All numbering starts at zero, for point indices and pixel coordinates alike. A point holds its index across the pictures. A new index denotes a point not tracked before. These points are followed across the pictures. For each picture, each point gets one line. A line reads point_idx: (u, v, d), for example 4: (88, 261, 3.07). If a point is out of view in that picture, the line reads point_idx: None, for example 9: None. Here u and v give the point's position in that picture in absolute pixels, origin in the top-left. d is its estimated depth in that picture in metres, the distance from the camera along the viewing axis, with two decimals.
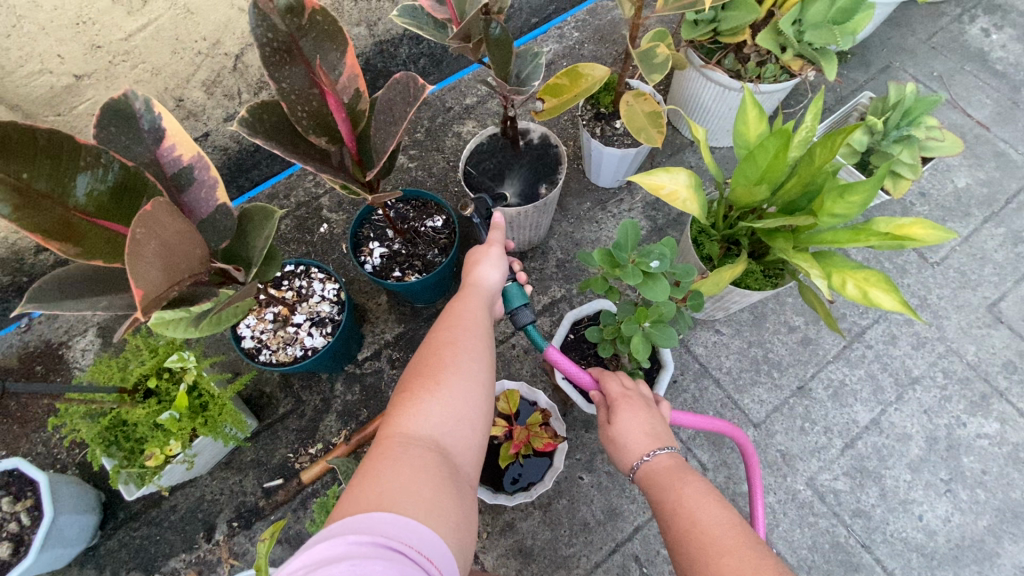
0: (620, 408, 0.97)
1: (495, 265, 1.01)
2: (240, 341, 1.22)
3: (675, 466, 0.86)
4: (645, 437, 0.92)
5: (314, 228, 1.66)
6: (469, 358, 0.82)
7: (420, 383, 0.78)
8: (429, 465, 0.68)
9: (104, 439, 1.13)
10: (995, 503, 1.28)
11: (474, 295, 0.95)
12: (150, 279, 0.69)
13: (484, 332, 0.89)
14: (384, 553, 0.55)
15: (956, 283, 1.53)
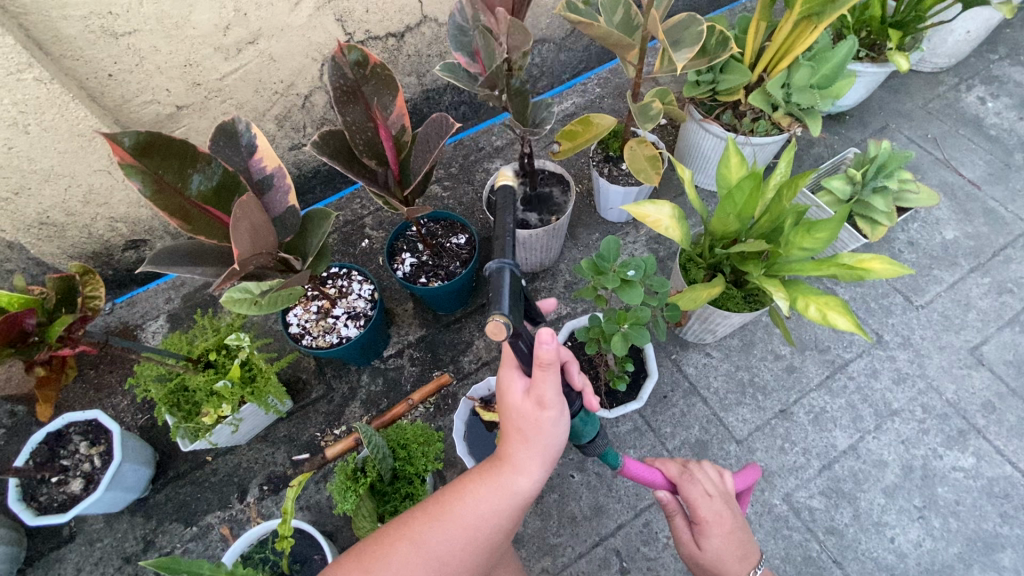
0: (709, 537, 1.05)
1: (542, 437, 0.87)
2: (288, 327, 1.44)
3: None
4: (738, 563, 1.05)
5: (356, 242, 1.91)
6: (433, 554, 0.83)
7: (383, 553, 0.83)
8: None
9: (170, 399, 1.36)
10: (966, 531, 1.35)
11: (495, 480, 0.88)
12: (240, 252, 0.92)
13: (475, 529, 0.86)
14: None
15: (939, 326, 1.63)
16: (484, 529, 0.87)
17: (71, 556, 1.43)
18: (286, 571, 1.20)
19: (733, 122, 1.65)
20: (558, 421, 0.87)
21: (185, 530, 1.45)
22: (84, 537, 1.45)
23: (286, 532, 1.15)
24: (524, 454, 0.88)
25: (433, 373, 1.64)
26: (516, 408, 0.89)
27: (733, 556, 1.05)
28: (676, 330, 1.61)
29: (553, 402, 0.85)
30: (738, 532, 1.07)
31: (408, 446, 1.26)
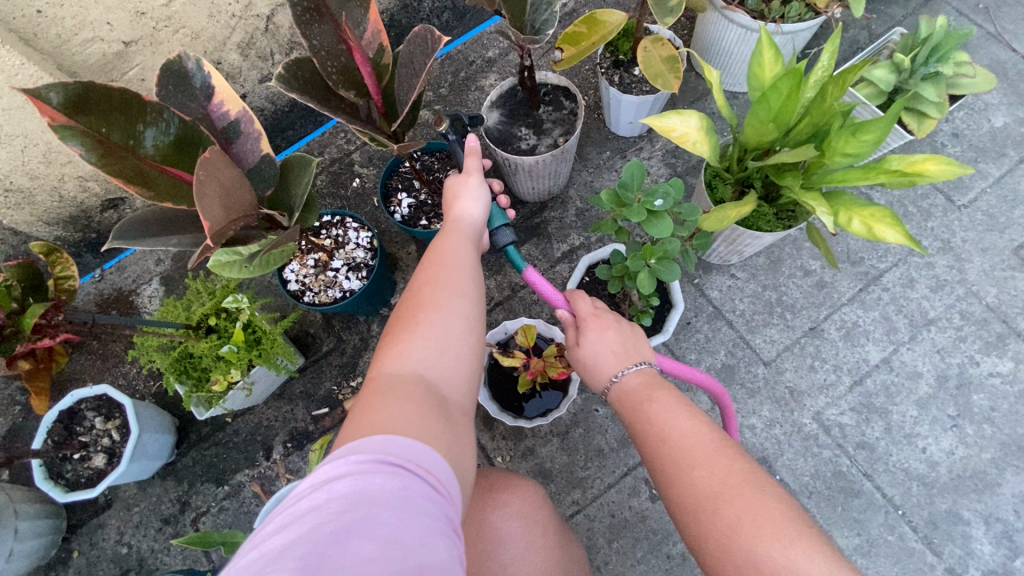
0: (588, 329, 1.04)
1: (475, 198, 1.04)
2: (286, 285, 1.35)
3: (654, 379, 0.95)
4: (619, 355, 0.99)
5: (347, 182, 1.77)
6: (453, 299, 0.86)
7: (404, 325, 0.82)
8: (422, 407, 0.72)
9: (178, 368, 1.31)
10: (1001, 437, 1.33)
11: (457, 234, 0.98)
12: (211, 216, 0.81)
13: (465, 268, 0.92)
14: (384, 469, 0.61)
15: (983, 226, 1.51)
16: (474, 271, 0.93)
17: (112, 521, 1.46)
18: None
19: (761, 8, 1.43)
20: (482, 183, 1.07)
21: (217, 490, 1.47)
22: (121, 503, 1.48)
23: None
24: (465, 210, 1.02)
25: None
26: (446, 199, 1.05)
27: (616, 351, 1.00)
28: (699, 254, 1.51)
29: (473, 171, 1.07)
30: (621, 324, 1.05)
31: None
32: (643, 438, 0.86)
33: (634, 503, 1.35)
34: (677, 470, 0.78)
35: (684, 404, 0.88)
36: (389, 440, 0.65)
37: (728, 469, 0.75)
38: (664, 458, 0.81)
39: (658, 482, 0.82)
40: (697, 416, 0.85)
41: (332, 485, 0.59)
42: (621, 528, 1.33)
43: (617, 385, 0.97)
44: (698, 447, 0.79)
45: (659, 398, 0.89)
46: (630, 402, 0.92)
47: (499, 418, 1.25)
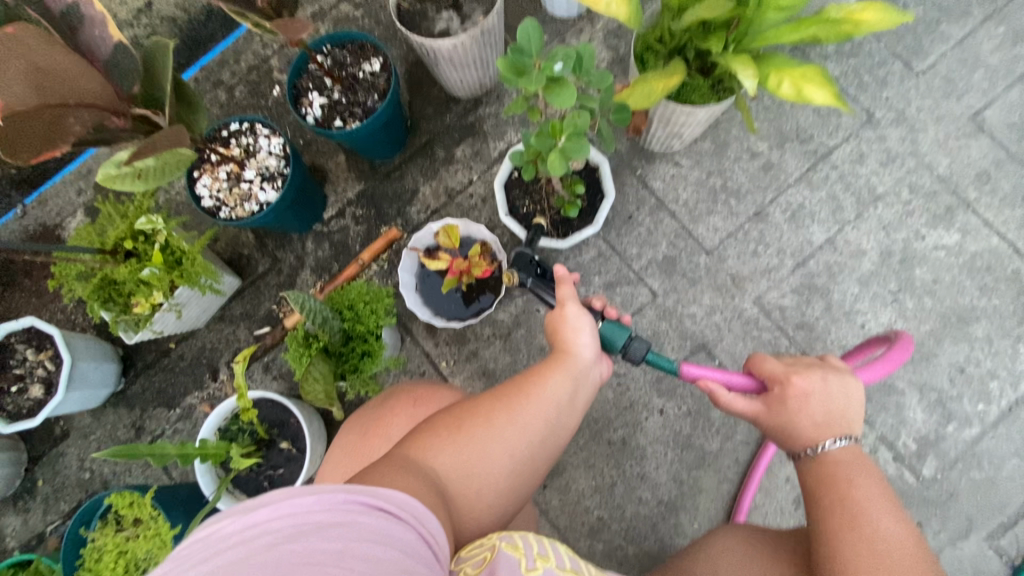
0: (786, 398, 0.85)
1: (579, 329, 0.91)
2: (200, 201, 1.28)
3: (859, 460, 0.82)
4: (817, 426, 0.84)
5: (268, 92, 1.64)
6: (517, 438, 0.80)
7: (445, 428, 0.79)
8: (433, 502, 0.68)
9: (101, 296, 1.27)
10: (941, 309, 1.33)
11: (563, 369, 0.87)
12: (20, 96, 0.79)
13: (553, 424, 0.84)
14: (352, 511, 0.58)
15: (940, 92, 1.42)
16: (564, 422, 0.85)
17: (72, 450, 1.49)
18: (265, 436, 1.23)
19: None
20: (580, 311, 0.93)
21: (170, 413, 1.48)
22: (78, 432, 1.50)
23: (247, 405, 1.15)
24: (578, 338, 0.91)
25: (380, 229, 1.51)
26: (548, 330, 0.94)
27: (792, 407, 0.85)
28: (639, 141, 1.42)
29: (577, 319, 0.92)
30: (847, 385, 0.86)
31: (354, 306, 1.19)
32: (835, 512, 0.78)
33: None
34: (856, 562, 0.73)
35: (885, 495, 0.78)
36: (370, 517, 0.59)
37: (904, 558, 0.72)
38: (849, 553, 0.74)
39: (822, 555, 0.77)
40: (903, 518, 0.76)
41: (306, 521, 0.56)
42: None
43: (811, 459, 0.84)
44: (895, 550, 0.73)
45: (861, 484, 0.79)
46: (824, 482, 0.81)
47: (431, 321, 1.25)
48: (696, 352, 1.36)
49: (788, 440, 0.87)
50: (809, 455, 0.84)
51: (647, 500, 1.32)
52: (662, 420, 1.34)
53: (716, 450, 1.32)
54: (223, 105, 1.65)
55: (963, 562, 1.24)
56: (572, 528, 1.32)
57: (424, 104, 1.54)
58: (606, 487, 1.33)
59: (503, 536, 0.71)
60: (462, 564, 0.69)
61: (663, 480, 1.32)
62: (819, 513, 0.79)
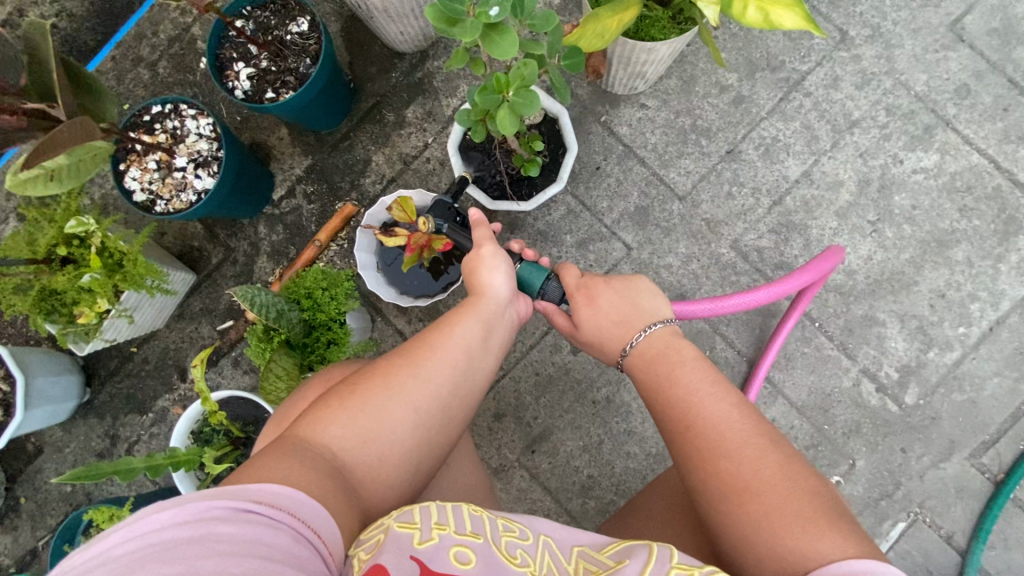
0: (579, 307, 0.92)
1: (496, 267, 0.89)
2: (131, 196, 1.17)
3: (672, 341, 0.86)
4: (625, 323, 0.89)
5: (195, 65, 1.49)
6: (418, 392, 0.75)
7: (342, 395, 0.74)
8: (316, 482, 0.63)
9: (43, 308, 1.18)
10: (921, 235, 1.29)
11: (472, 311, 0.84)
12: None
13: (462, 370, 0.80)
14: (219, 517, 0.52)
15: (917, 2, 1.32)
16: (474, 367, 0.81)
17: (49, 465, 1.44)
18: (240, 435, 1.19)
19: None
20: (497, 248, 0.91)
21: (143, 418, 1.43)
22: (51, 447, 1.45)
23: (213, 408, 1.11)
24: (487, 278, 0.88)
25: (335, 206, 1.42)
26: (466, 269, 0.91)
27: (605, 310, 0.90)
28: (601, 85, 1.32)
29: (490, 258, 0.90)
30: (635, 283, 0.93)
31: (312, 294, 1.13)
32: (673, 416, 0.78)
33: (556, 359, 1.34)
34: (702, 457, 0.73)
35: (709, 375, 0.79)
36: (232, 524, 0.51)
37: (736, 434, 0.73)
38: (698, 456, 0.73)
39: (681, 464, 0.76)
40: (725, 392, 0.77)
41: (151, 541, 0.48)
42: (546, 385, 1.33)
43: (631, 356, 0.87)
44: (729, 429, 0.73)
45: (684, 374, 0.80)
46: (655, 383, 0.82)
47: (396, 302, 1.19)
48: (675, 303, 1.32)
49: (606, 344, 0.91)
50: (630, 351, 0.88)
51: (636, 455, 1.31)
52: None
53: None
54: (148, 84, 1.50)
55: (946, 482, 1.26)
56: (564, 489, 1.32)
57: (367, 64, 1.41)
58: (594, 447, 1.32)
59: (401, 514, 0.66)
60: (358, 548, 0.63)
61: (650, 433, 1.32)
62: (664, 423, 0.79)
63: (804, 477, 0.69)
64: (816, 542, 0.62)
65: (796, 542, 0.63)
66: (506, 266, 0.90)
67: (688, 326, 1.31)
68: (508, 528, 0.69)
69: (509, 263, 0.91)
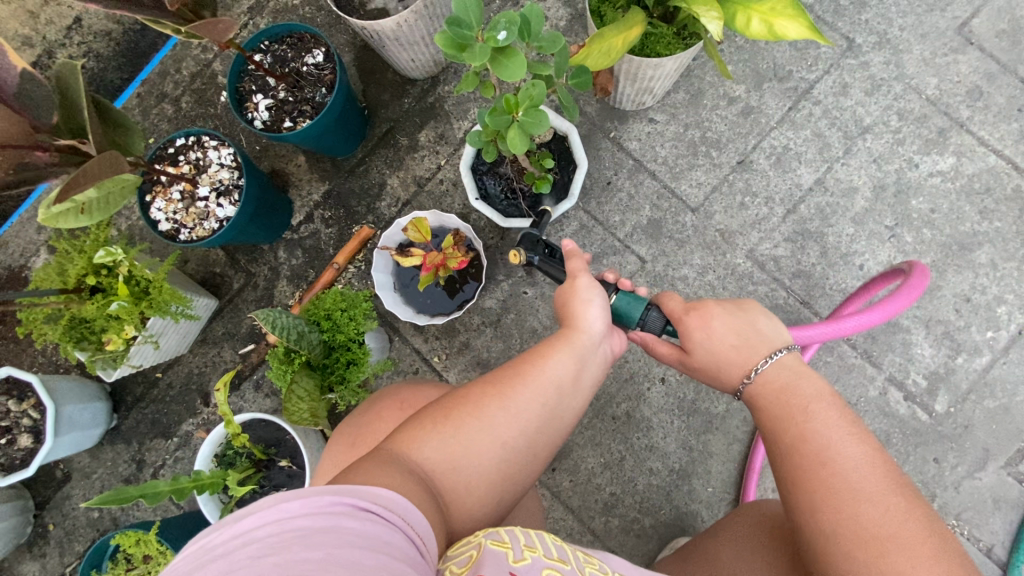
0: (690, 329, 0.87)
1: (590, 301, 0.86)
2: (157, 226, 1.22)
3: (799, 376, 0.81)
4: (742, 350, 0.84)
5: (215, 98, 1.55)
6: (508, 422, 0.75)
7: (440, 414, 0.75)
8: (416, 495, 0.65)
9: (73, 336, 1.23)
10: (941, 239, 1.27)
11: (566, 346, 0.82)
12: None
13: (551, 406, 0.78)
14: (345, 511, 0.56)
15: (923, 7, 1.32)
16: (564, 404, 0.79)
17: (77, 491, 1.47)
18: (263, 457, 1.21)
19: None
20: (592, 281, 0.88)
21: (168, 443, 1.45)
22: (80, 473, 1.47)
23: (236, 430, 1.12)
24: (586, 312, 0.85)
25: (352, 229, 1.45)
26: (558, 302, 0.89)
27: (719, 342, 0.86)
28: (610, 102, 1.34)
29: (590, 292, 0.87)
30: (748, 310, 0.88)
31: (331, 315, 1.15)
32: (800, 454, 0.74)
33: None
34: (830, 500, 0.71)
35: (844, 415, 0.76)
36: (355, 520, 0.56)
37: (871, 480, 0.70)
38: (823, 496, 0.71)
39: (798, 502, 0.74)
40: (862, 437, 0.74)
41: (289, 527, 0.53)
42: None
43: (753, 388, 0.83)
44: (865, 476, 0.70)
45: (817, 412, 0.76)
46: (784, 420, 0.78)
47: (413, 321, 1.20)
48: None
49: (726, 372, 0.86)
50: (750, 383, 0.84)
51: (658, 470, 1.29)
52: (664, 388, 1.31)
53: (723, 411, 1.30)
54: (172, 118, 1.56)
55: (983, 493, 1.22)
56: (586, 507, 1.30)
57: (380, 91, 1.46)
58: (616, 463, 1.30)
59: (490, 531, 0.67)
60: (448, 562, 0.65)
61: (673, 448, 1.29)
62: (783, 458, 0.77)
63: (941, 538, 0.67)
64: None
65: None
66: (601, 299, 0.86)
67: None
68: (590, 562, 0.71)
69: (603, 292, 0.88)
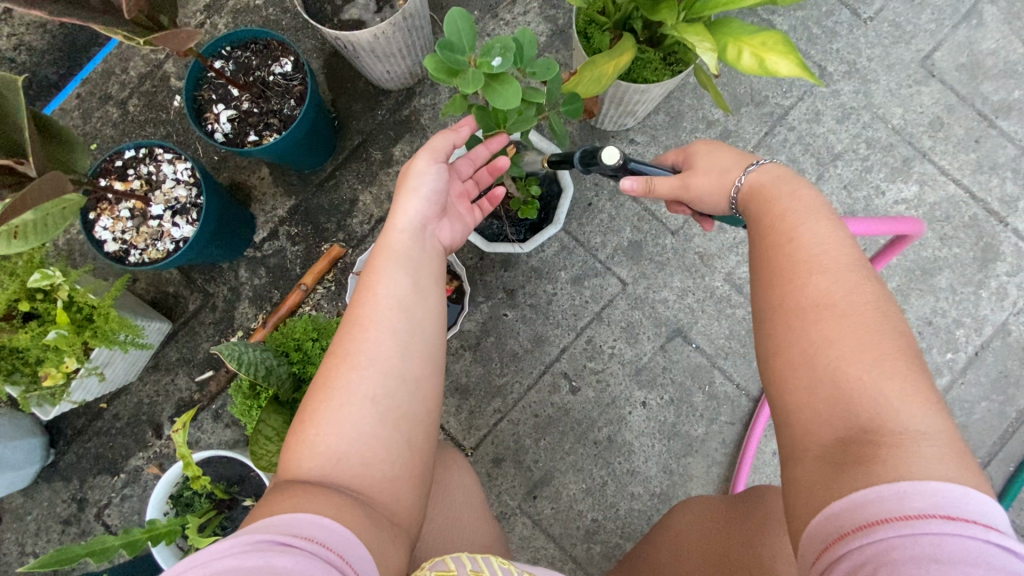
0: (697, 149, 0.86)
1: (420, 193, 0.85)
2: (103, 246, 1.11)
3: (788, 179, 0.74)
4: (731, 167, 0.80)
5: (167, 103, 1.43)
6: (368, 374, 0.72)
7: (305, 413, 0.72)
8: (319, 503, 0.63)
9: (2, 369, 1.09)
10: (906, 264, 1.32)
11: (390, 266, 0.80)
12: None
13: (403, 333, 0.75)
14: (267, 549, 0.53)
15: (889, 39, 1.37)
16: (416, 326, 0.76)
17: (8, 535, 1.32)
18: (225, 497, 1.12)
19: None
20: (434, 178, 0.87)
21: (114, 479, 1.33)
22: (11, 515, 1.33)
23: (196, 472, 1.03)
24: (396, 213, 0.84)
25: (321, 247, 1.36)
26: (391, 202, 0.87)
27: (707, 165, 0.83)
28: (592, 122, 1.32)
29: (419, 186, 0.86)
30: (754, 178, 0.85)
31: (302, 346, 1.08)
32: (766, 236, 0.68)
33: (556, 400, 1.32)
34: (789, 270, 0.63)
35: (824, 208, 0.68)
36: (286, 556, 0.53)
37: (837, 257, 0.62)
38: (783, 271, 0.64)
39: (757, 281, 0.67)
40: (839, 225, 0.66)
41: (216, 570, 0.50)
42: (546, 426, 1.31)
43: (744, 191, 0.76)
44: (829, 251, 0.63)
45: (805, 217, 0.66)
46: (766, 211, 0.71)
47: None
48: (673, 338, 1.32)
49: (714, 200, 0.83)
50: (741, 185, 0.77)
51: (640, 495, 1.29)
52: (645, 412, 1.31)
53: (702, 434, 1.30)
54: (117, 123, 1.43)
55: None
56: (567, 534, 1.28)
57: (351, 101, 1.38)
58: (597, 489, 1.29)
59: (434, 564, 0.67)
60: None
61: (653, 472, 1.29)
62: (753, 249, 0.70)
63: (899, 332, 0.57)
64: (884, 385, 0.54)
65: (859, 377, 0.55)
66: (417, 198, 0.85)
67: (687, 361, 1.32)
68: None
69: (438, 190, 0.87)
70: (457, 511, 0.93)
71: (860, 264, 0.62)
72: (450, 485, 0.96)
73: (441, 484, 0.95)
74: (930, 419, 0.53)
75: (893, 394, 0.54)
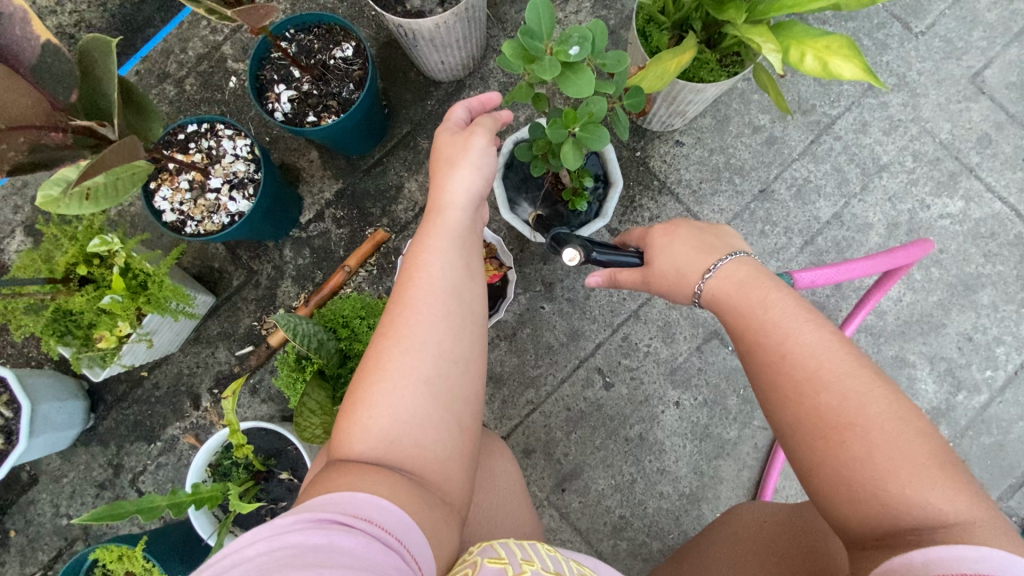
0: (654, 238, 0.87)
1: (474, 172, 0.80)
2: (161, 216, 1.14)
3: (753, 279, 0.74)
4: (688, 271, 0.80)
5: (223, 83, 1.47)
6: (420, 358, 0.70)
7: (353, 395, 0.71)
8: (376, 483, 0.63)
9: (57, 329, 1.12)
10: (948, 278, 1.32)
11: (437, 246, 0.76)
12: None
13: (453, 316, 0.73)
14: (327, 528, 0.54)
15: (940, 54, 1.37)
16: (464, 309, 0.74)
17: (43, 496, 1.35)
18: (263, 469, 1.14)
19: None
20: (487, 146, 0.82)
21: (151, 447, 1.36)
22: (48, 476, 1.35)
23: (240, 441, 1.04)
24: (448, 189, 0.79)
25: (365, 231, 1.39)
26: (433, 176, 0.82)
27: (668, 265, 0.83)
28: (639, 122, 1.33)
29: (464, 161, 0.80)
30: (721, 236, 0.83)
31: (349, 323, 1.10)
32: (754, 350, 0.68)
33: (588, 395, 1.32)
34: (795, 391, 0.62)
35: (801, 306, 0.68)
36: (346, 537, 0.54)
37: (837, 366, 0.61)
38: (784, 390, 0.63)
39: (767, 400, 0.67)
40: (824, 325, 0.66)
41: (280, 544, 0.51)
42: (578, 420, 1.32)
43: (704, 296, 0.78)
44: (825, 363, 0.62)
45: (778, 317, 0.68)
46: (739, 320, 0.71)
47: None
48: (709, 340, 1.32)
49: (678, 297, 0.84)
50: (700, 291, 0.79)
51: (669, 494, 1.28)
52: (678, 412, 1.31)
53: (734, 437, 1.30)
54: (173, 100, 1.47)
55: None
56: (594, 529, 1.28)
57: (402, 90, 1.41)
58: (625, 486, 1.29)
59: (485, 551, 0.66)
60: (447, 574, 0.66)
61: (684, 472, 1.29)
62: (744, 357, 0.70)
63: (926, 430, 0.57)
64: (928, 494, 0.53)
65: (905, 490, 0.54)
66: (469, 175, 0.80)
67: (723, 363, 1.32)
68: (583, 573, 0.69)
69: (488, 169, 0.82)
70: (499, 496, 0.93)
71: (858, 365, 0.62)
72: (492, 470, 0.96)
73: (486, 468, 0.95)
74: (976, 515, 0.52)
75: (937, 503, 0.53)
